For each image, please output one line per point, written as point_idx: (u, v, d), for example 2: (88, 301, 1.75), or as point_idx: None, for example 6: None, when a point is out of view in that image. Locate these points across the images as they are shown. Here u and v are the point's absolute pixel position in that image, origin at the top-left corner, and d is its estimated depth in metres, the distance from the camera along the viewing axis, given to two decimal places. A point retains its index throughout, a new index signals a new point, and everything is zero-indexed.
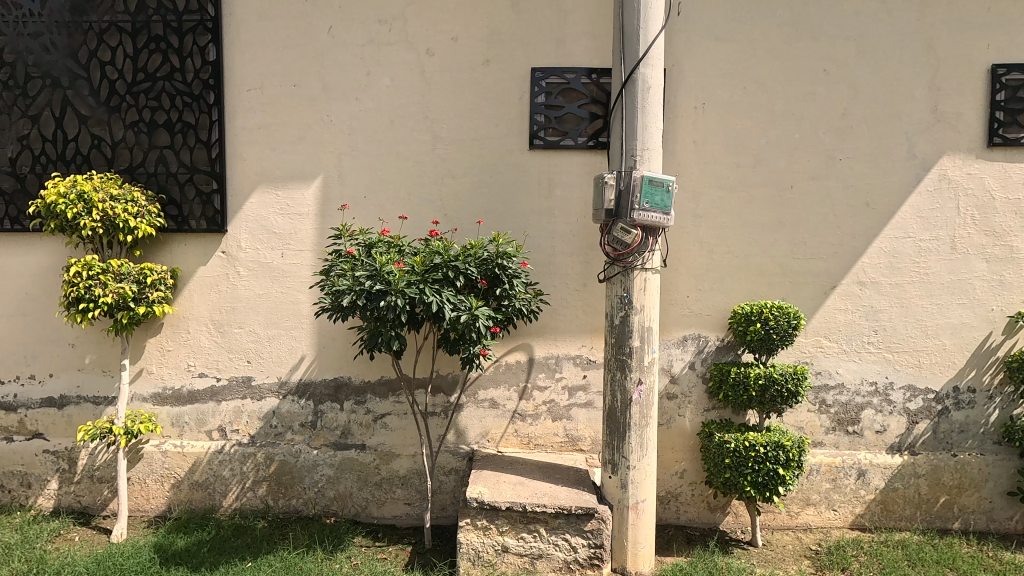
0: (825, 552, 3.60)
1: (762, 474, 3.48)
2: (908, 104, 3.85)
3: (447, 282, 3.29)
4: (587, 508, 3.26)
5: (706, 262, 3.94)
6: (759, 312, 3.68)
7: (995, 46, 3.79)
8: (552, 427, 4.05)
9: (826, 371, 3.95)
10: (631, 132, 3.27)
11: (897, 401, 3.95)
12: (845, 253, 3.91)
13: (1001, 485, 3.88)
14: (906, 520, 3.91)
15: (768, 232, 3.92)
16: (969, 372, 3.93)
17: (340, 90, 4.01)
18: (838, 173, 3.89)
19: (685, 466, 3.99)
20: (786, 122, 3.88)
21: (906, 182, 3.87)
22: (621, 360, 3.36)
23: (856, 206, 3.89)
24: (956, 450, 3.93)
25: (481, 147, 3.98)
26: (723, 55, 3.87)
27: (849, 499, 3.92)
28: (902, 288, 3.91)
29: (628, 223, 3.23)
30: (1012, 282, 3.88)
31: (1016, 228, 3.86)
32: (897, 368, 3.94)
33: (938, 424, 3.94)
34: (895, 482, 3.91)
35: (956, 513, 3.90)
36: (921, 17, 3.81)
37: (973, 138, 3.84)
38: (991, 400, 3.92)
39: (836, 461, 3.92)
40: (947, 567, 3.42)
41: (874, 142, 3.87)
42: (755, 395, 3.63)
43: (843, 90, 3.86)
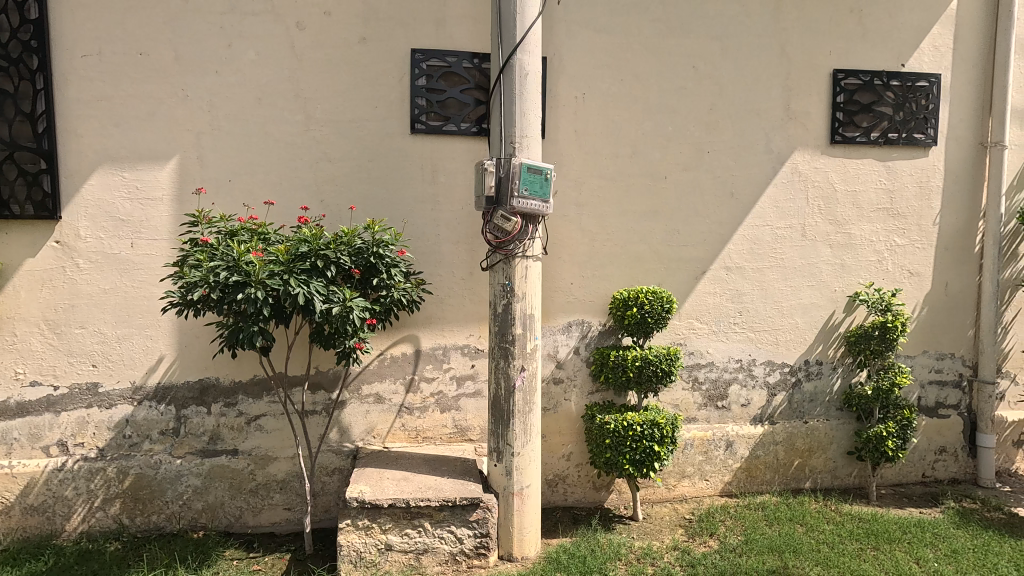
0: (696, 520, 3.84)
1: (639, 451, 3.64)
2: (764, 102, 4.16)
3: (316, 273, 3.09)
4: (471, 499, 3.23)
5: (588, 250, 4.03)
6: (636, 297, 3.84)
7: (836, 53, 4.20)
8: (440, 419, 3.98)
9: (698, 351, 4.21)
10: (509, 119, 3.24)
11: (758, 376, 4.30)
12: (713, 241, 4.17)
13: (843, 446, 4.37)
14: (766, 484, 4.29)
15: (644, 220, 4.09)
16: (817, 347, 4.36)
17: (197, 63, 3.62)
18: (706, 165, 4.13)
19: (571, 448, 4.10)
20: (659, 115, 4.05)
21: (765, 175, 4.20)
22: (503, 348, 3.35)
23: (723, 196, 4.16)
24: (807, 417, 4.37)
25: (359, 130, 3.78)
26: (601, 47, 3.95)
27: (719, 469, 4.23)
28: (762, 272, 4.25)
29: (508, 211, 3.20)
30: (851, 266, 4.35)
31: (853, 217, 4.33)
32: (759, 346, 4.28)
33: (792, 395, 4.36)
34: (757, 450, 4.27)
35: (806, 473, 4.34)
36: (776, 21, 4.12)
37: (819, 136, 4.23)
38: (834, 371, 4.39)
39: (707, 435, 4.21)
40: (798, 523, 3.77)
41: (737, 136, 4.15)
42: (632, 376, 3.78)
43: (711, 87, 4.09)
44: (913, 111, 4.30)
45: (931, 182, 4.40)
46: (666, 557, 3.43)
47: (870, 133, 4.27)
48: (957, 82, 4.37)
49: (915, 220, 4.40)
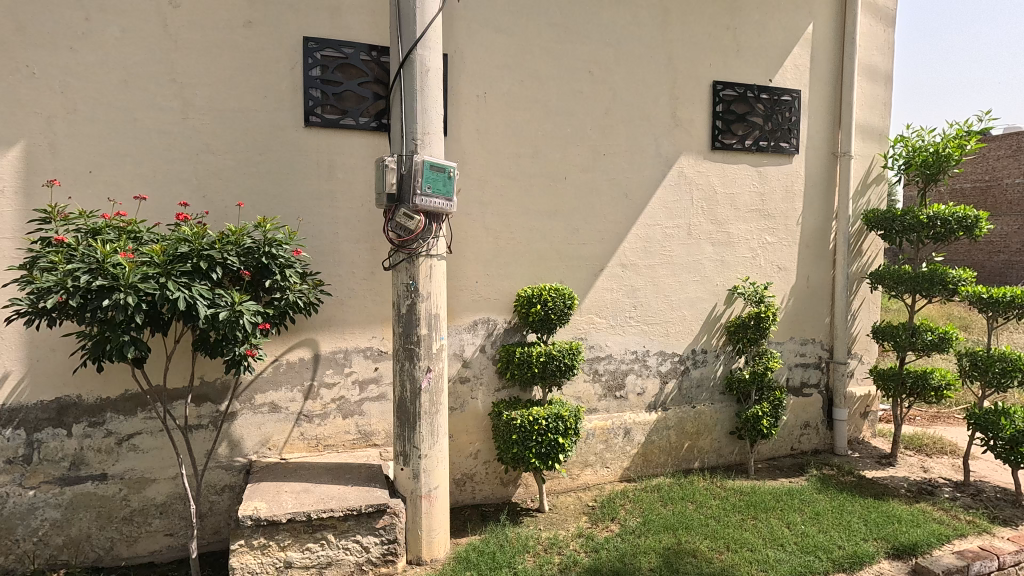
0: (599, 506, 4.01)
1: (544, 445, 3.72)
2: (654, 109, 4.42)
3: (198, 275, 2.83)
4: (377, 505, 3.13)
5: (492, 248, 4.06)
6: (539, 294, 3.93)
7: (714, 66, 4.57)
8: (342, 425, 3.82)
9: (597, 345, 4.39)
10: (410, 115, 3.16)
11: (651, 366, 4.58)
12: (610, 239, 4.37)
13: (725, 427, 4.79)
14: (660, 466, 4.59)
15: (546, 219, 4.19)
16: (702, 337, 4.73)
17: (45, 36, 3.16)
18: (602, 167, 4.32)
19: (479, 446, 4.12)
20: (558, 117, 4.16)
21: (655, 178, 4.47)
22: (408, 349, 3.27)
23: (618, 197, 4.38)
24: (695, 402, 4.73)
25: (246, 121, 3.51)
26: (502, 47, 3.98)
27: (618, 456, 4.46)
28: (654, 269, 4.52)
29: (410, 209, 3.13)
30: (730, 262, 4.76)
31: (731, 217, 4.74)
32: (652, 338, 4.56)
33: (682, 382, 4.69)
34: (652, 436, 4.55)
35: (695, 454, 4.71)
36: (663, 33, 4.40)
37: (701, 142, 4.58)
38: (717, 358, 4.79)
39: (607, 424, 4.41)
40: (689, 501, 4.07)
41: (630, 140, 4.38)
42: (537, 372, 3.86)
43: (605, 92, 4.28)
44: (779, 122, 4.79)
45: (794, 186, 4.92)
46: (572, 545, 3.55)
47: (744, 141, 4.70)
48: (813, 98, 4.93)
49: (782, 220, 4.91)
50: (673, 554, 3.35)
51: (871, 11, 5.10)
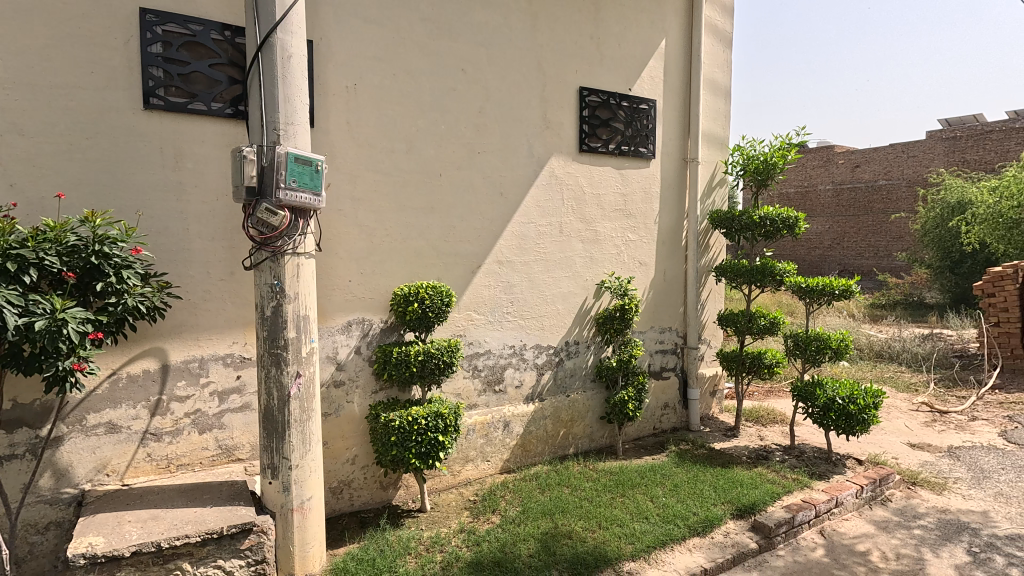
0: (480, 500, 4.07)
1: (424, 444, 3.67)
2: (526, 110, 4.56)
3: (5, 279, 2.39)
4: (242, 525, 2.89)
5: (366, 246, 3.92)
6: (416, 292, 3.87)
7: (581, 73, 4.83)
8: (198, 442, 3.46)
9: (476, 341, 4.44)
10: (271, 103, 2.94)
11: (528, 359, 4.73)
12: (486, 237, 4.44)
13: (596, 412, 5.10)
14: (538, 455, 4.78)
15: (421, 216, 4.14)
16: (574, 329, 4.98)
17: None
18: (477, 165, 4.36)
19: (356, 451, 3.97)
20: (432, 113, 4.13)
21: (528, 177, 4.61)
22: (275, 354, 3.05)
23: (493, 195, 4.45)
24: (569, 391, 4.97)
25: (67, 100, 3.04)
26: (372, 38, 3.86)
27: (498, 449, 4.55)
28: (529, 265, 4.67)
29: (274, 204, 2.91)
30: (598, 258, 5.07)
31: (599, 216, 5.05)
32: (528, 332, 4.71)
33: (557, 373, 4.90)
34: (530, 427, 4.71)
35: (570, 440, 4.96)
36: (533, 38, 4.55)
37: (570, 144, 4.82)
38: (588, 348, 5.08)
39: (487, 418, 4.49)
40: (564, 485, 4.28)
41: (503, 139, 4.47)
42: (415, 371, 3.81)
43: (479, 91, 4.33)
44: (638, 129, 5.19)
45: (652, 188, 5.36)
46: (454, 541, 3.55)
47: (608, 144, 5.02)
48: (667, 108, 5.41)
49: (642, 219, 5.33)
50: (551, 538, 3.49)
51: (712, 33, 5.71)
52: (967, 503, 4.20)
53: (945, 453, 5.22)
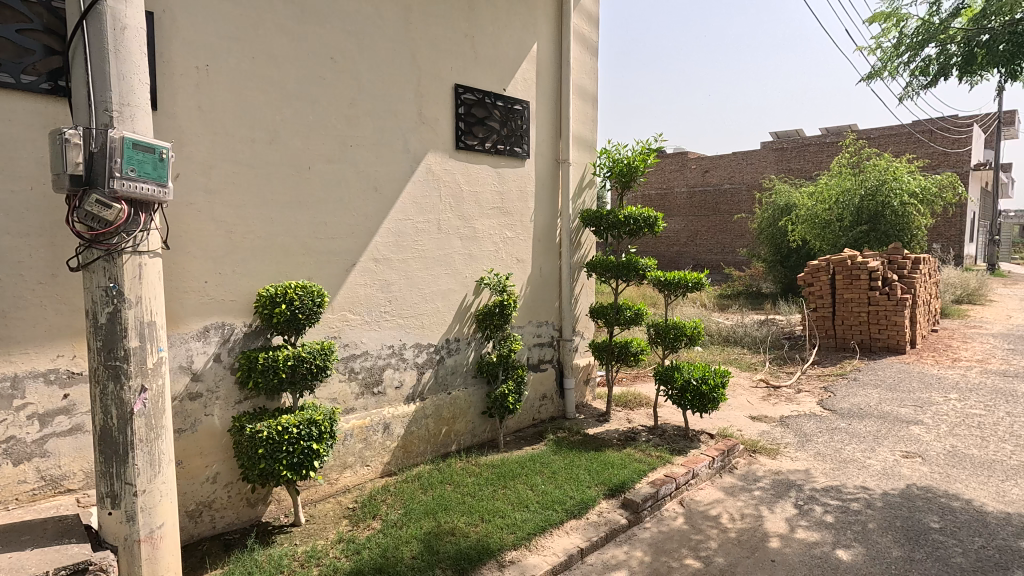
0: (359, 506, 3.92)
1: (296, 454, 3.44)
2: (401, 104, 4.46)
3: None
4: (75, 565, 2.49)
5: (224, 244, 3.59)
6: (284, 293, 3.62)
7: (456, 70, 4.82)
8: (14, 474, 2.94)
9: (352, 342, 4.26)
10: (102, 80, 2.54)
11: (408, 358, 4.65)
12: (361, 233, 4.27)
13: (478, 408, 5.16)
14: (420, 455, 4.72)
15: (288, 211, 3.88)
16: (455, 326, 4.99)
17: None
18: (349, 158, 4.18)
19: (217, 468, 3.63)
20: (298, 102, 3.88)
21: (404, 173, 4.52)
22: (113, 367, 2.66)
23: (367, 190, 4.29)
24: (450, 389, 4.97)
25: None
26: (227, 16, 3.52)
27: (378, 452, 4.42)
28: (407, 263, 4.58)
29: (107, 196, 2.52)
30: (476, 255, 5.12)
31: (476, 213, 5.09)
32: (408, 331, 4.62)
33: (438, 371, 4.87)
34: (411, 427, 4.64)
35: (452, 437, 4.97)
36: (406, 30, 4.45)
37: (446, 141, 4.80)
38: (469, 345, 5.12)
39: (365, 422, 4.33)
40: (447, 483, 4.27)
41: (377, 133, 4.33)
42: (285, 377, 3.56)
43: (350, 81, 4.14)
44: (513, 129, 5.31)
45: (527, 187, 5.52)
46: (332, 552, 3.39)
47: (484, 143, 5.07)
48: (539, 110, 5.61)
49: (518, 217, 5.47)
50: (434, 537, 3.47)
51: (581, 41, 6.01)
52: (794, 464, 4.89)
53: (778, 422, 6.03)
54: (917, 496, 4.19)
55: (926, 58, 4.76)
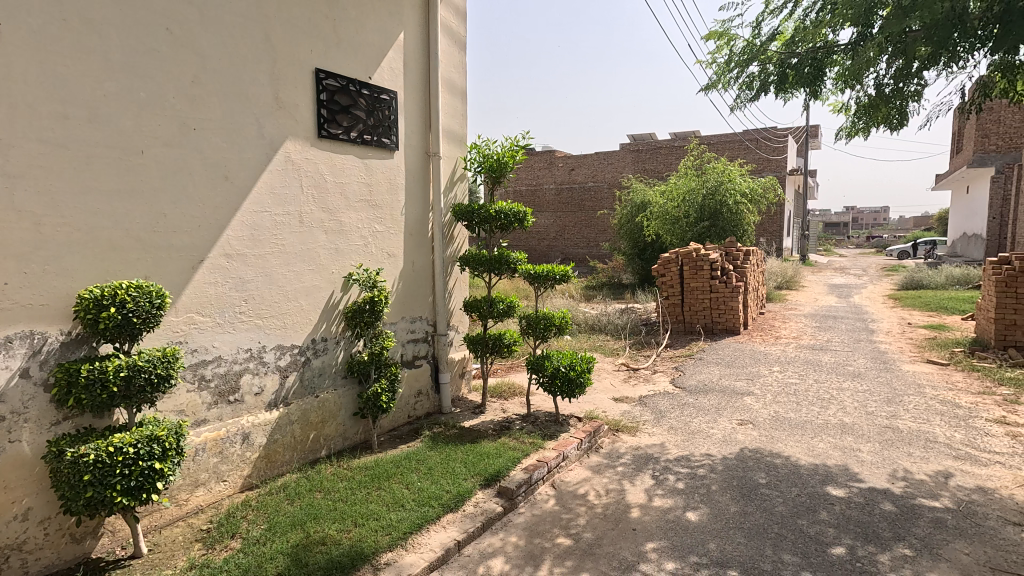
0: (215, 527, 3.56)
1: (133, 477, 3.02)
2: (253, 86, 4.09)
3: None
4: None
5: (31, 238, 3.04)
6: (112, 294, 3.15)
7: (316, 53, 4.53)
8: None
9: (202, 347, 3.84)
10: None
11: (269, 361, 4.30)
12: (209, 227, 3.86)
13: (349, 409, 4.95)
14: (285, 464, 4.42)
15: (117, 201, 3.38)
16: (321, 325, 4.72)
17: None
18: (192, 143, 3.75)
19: (29, 503, 3.08)
20: (126, 75, 3.39)
21: (259, 161, 4.16)
22: None
23: (215, 179, 3.89)
24: (318, 391, 4.70)
25: None
26: None
27: (236, 465, 4.06)
28: (265, 259, 4.23)
29: None
30: (344, 249, 4.88)
31: (342, 206, 4.85)
32: (267, 332, 4.28)
33: (304, 373, 4.58)
34: (274, 435, 4.32)
35: (321, 442, 4.71)
36: (258, 6, 4.09)
37: (307, 128, 4.50)
38: (337, 344, 4.88)
39: (220, 433, 3.95)
40: (317, 490, 4.04)
41: (226, 116, 3.93)
42: (117, 391, 3.11)
43: (191, 57, 3.71)
44: (380, 119, 5.14)
45: (396, 180, 5.38)
46: None
47: (349, 132, 4.84)
48: (407, 101, 5.49)
49: (388, 210, 5.31)
50: (302, 549, 3.27)
51: (448, 34, 5.98)
52: (651, 439, 5.36)
53: (637, 402, 6.56)
54: (749, 457, 4.81)
55: (750, 74, 5.42)
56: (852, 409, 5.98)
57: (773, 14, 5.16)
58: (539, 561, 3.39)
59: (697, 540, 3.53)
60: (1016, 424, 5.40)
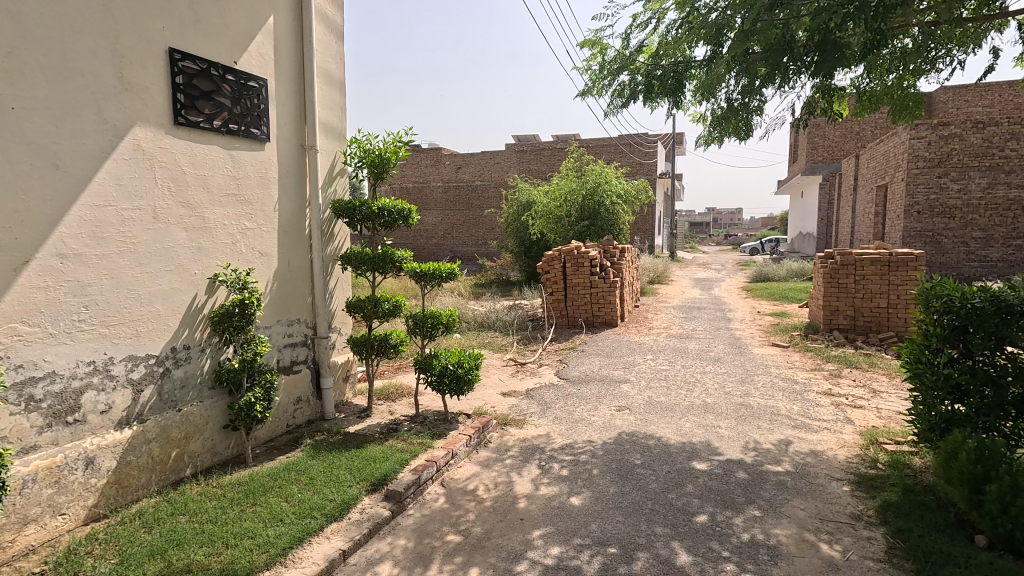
0: (51, 568, 3.09)
1: None
2: (90, 62, 3.59)
3: None
4: None
5: None
6: None
7: (169, 31, 4.08)
8: None
9: (29, 362, 3.32)
10: None
11: (118, 375, 3.81)
12: (36, 222, 3.33)
13: (218, 422, 4.56)
14: (142, 489, 3.96)
15: None
16: (183, 332, 4.27)
17: None
18: (10, 124, 3.21)
19: None
20: None
21: (100, 148, 3.66)
22: None
23: (43, 167, 3.37)
24: (181, 405, 4.27)
25: None
26: None
27: (79, 495, 3.57)
28: (110, 259, 3.74)
29: None
30: (208, 248, 4.46)
31: (205, 200, 4.43)
32: (116, 342, 3.79)
33: (162, 386, 4.13)
34: (127, 457, 3.85)
35: (186, 461, 4.29)
36: None
37: (160, 113, 4.04)
38: (203, 352, 4.45)
39: (56, 460, 3.44)
40: (180, 514, 3.67)
41: (55, 95, 3.42)
42: None
43: (6, 23, 3.17)
44: (248, 108, 4.75)
45: (268, 173, 5.03)
46: None
47: (212, 120, 4.42)
48: (279, 90, 5.15)
49: (259, 206, 4.95)
50: None
51: (324, 22, 5.70)
52: (538, 430, 5.54)
53: (525, 395, 6.74)
54: (626, 440, 5.15)
55: (621, 83, 5.80)
56: (713, 390, 6.64)
57: (640, 27, 5.57)
58: (428, 561, 3.37)
59: (580, 522, 3.72)
60: (839, 394, 6.35)
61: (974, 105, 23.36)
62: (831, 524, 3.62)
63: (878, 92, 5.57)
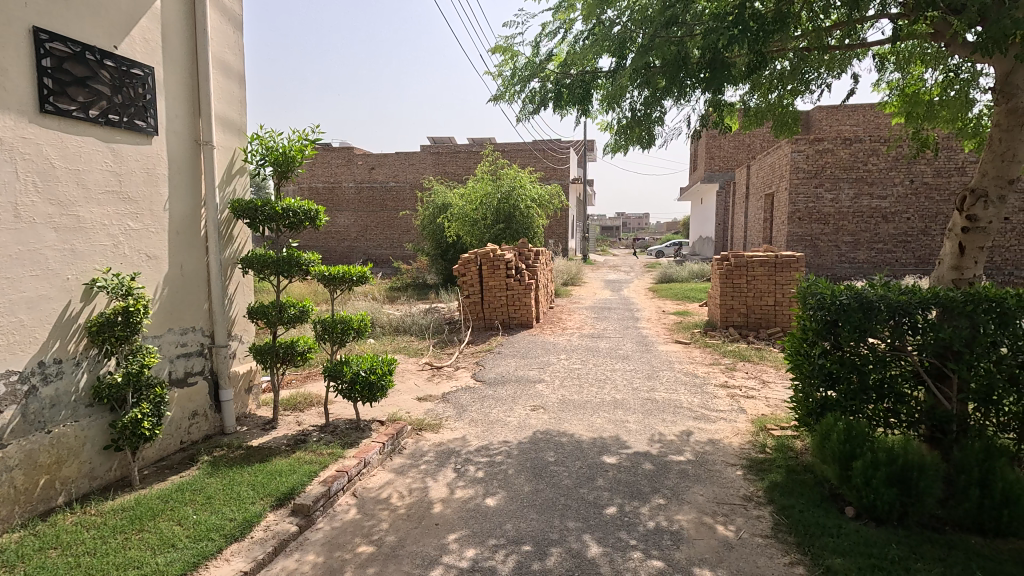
0: None
1: None
2: None
3: None
4: None
5: None
6: None
7: (33, 7, 3.64)
8: None
9: None
10: None
11: None
12: None
13: (97, 443, 4.13)
14: (2, 523, 3.50)
15: None
16: (53, 345, 3.82)
17: None
18: None
19: None
20: None
21: None
22: None
23: None
24: (51, 426, 3.81)
25: None
26: None
27: None
28: None
29: None
30: (83, 251, 4.02)
31: (79, 198, 3.99)
32: None
33: (27, 406, 3.67)
34: None
35: (57, 488, 3.84)
36: None
37: (22, 99, 3.59)
38: (78, 366, 4.01)
39: None
40: (51, 547, 3.28)
41: None
42: None
43: None
44: (130, 97, 4.34)
45: (156, 169, 4.63)
46: None
47: (87, 110, 4.00)
48: (168, 80, 4.75)
49: (145, 205, 4.54)
50: None
51: (220, 9, 5.34)
52: (453, 433, 5.52)
53: (440, 399, 6.69)
54: (540, 439, 5.26)
55: (531, 89, 5.92)
56: (622, 387, 6.95)
57: (549, 36, 5.72)
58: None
59: (495, 523, 3.75)
60: (733, 386, 6.87)
61: (843, 123, 26.19)
62: (726, 506, 3.91)
63: (763, 108, 6.10)
